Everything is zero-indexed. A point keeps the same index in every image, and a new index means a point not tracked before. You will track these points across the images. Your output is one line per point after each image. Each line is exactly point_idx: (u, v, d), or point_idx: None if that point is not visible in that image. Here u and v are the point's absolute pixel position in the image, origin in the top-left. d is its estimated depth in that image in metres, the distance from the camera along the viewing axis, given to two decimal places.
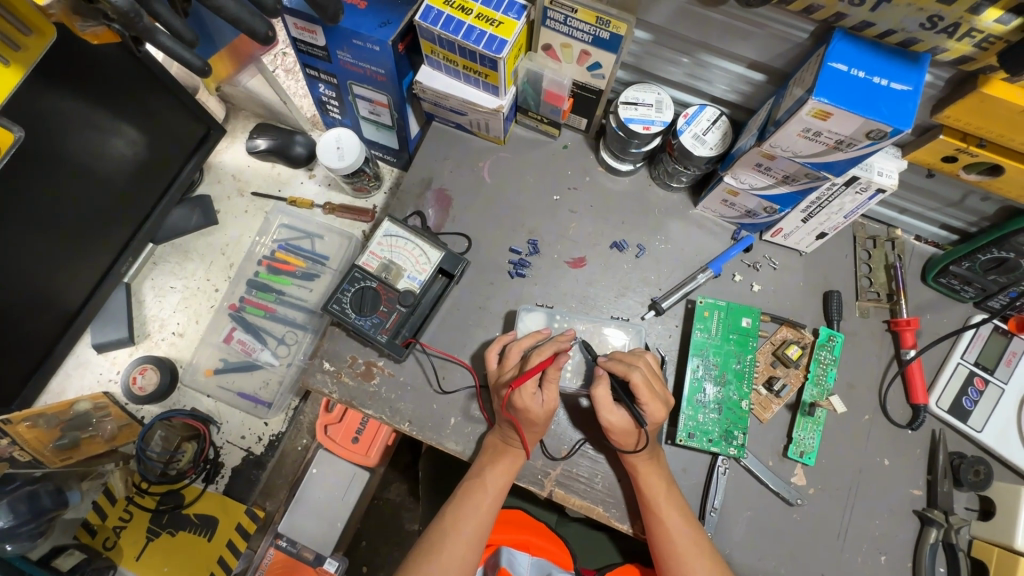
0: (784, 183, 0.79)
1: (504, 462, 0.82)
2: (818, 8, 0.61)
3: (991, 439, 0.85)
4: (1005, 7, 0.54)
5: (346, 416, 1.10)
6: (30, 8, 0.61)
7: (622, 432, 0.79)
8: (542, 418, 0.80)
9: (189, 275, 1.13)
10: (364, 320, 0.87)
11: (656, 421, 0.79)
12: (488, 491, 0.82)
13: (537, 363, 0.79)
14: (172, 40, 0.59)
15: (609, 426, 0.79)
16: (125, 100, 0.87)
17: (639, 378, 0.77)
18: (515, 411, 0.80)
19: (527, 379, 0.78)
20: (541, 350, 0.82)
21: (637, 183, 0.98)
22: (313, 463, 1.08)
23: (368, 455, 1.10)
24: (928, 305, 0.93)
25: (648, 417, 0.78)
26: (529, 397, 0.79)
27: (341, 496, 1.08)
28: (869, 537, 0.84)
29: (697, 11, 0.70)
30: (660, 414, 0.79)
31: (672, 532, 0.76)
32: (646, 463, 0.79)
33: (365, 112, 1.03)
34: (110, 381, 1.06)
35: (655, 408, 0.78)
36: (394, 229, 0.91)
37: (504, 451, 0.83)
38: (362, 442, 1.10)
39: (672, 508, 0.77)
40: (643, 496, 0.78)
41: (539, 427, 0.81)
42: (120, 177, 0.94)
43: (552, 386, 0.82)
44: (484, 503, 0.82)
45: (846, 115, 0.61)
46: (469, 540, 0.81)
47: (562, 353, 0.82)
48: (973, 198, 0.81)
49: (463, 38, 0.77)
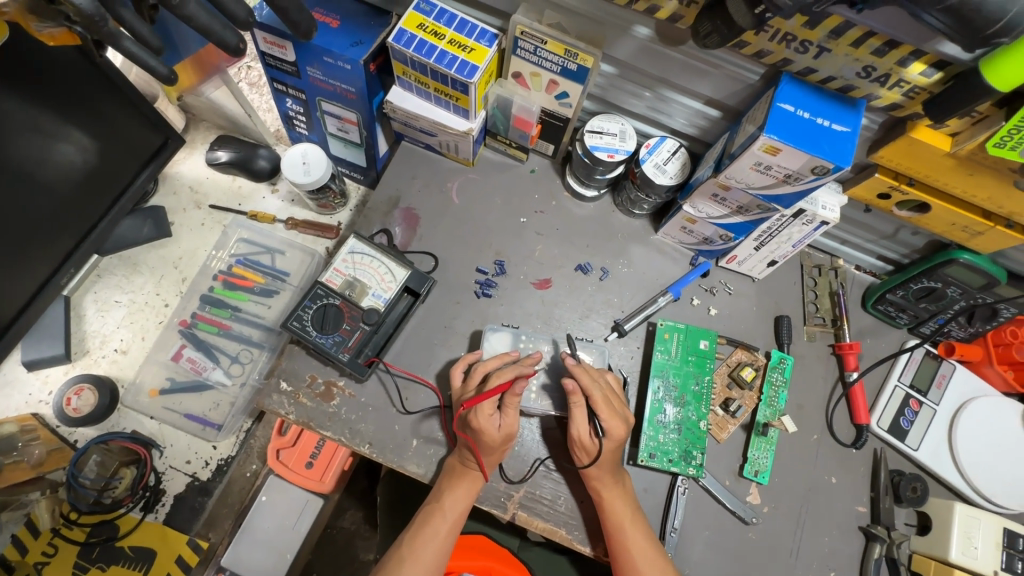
0: (738, 213, 0.85)
1: (463, 486, 0.81)
2: (767, 52, 0.67)
3: (927, 456, 0.90)
4: (928, 62, 0.60)
5: (300, 439, 1.05)
6: None
7: (581, 448, 0.81)
8: (499, 442, 0.81)
9: (136, 289, 1.07)
10: (326, 338, 0.85)
11: (618, 438, 0.81)
12: (447, 516, 0.80)
13: (497, 385, 0.80)
14: (139, 46, 0.57)
15: (577, 439, 0.81)
16: (74, 103, 0.83)
17: (599, 395, 0.81)
18: (474, 434, 0.80)
19: (485, 399, 0.79)
20: (501, 372, 0.83)
21: (601, 209, 1.01)
22: (262, 490, 1.04)
23: (323, 481, 1.05)
24: (868, 331, 0.99)
25: (608, 436, 0.80)
26: (485, 418, 0.80)
27: (292, 525, 1.04)
28: (819, 554, 0.87)
29: (658, 49, 0.74)
30: (621, 432, 0.81)
31: (636, 554, 0.77)
32: (606, 482, 0.80)
33: (333, 129, 1.03)
34: (41, 402, 0.98)
35: (615, 424, 0.81)
36: (359, 246, 0.90)
37: (462, 475, 0.81)
38: (316, 466, 1.06)
39: (637, 529, 0.79)
40: (607, 520, 0.78)
41: (497, 450, 0.81)
42: (67, 184, 0.89)
43: (511, 412, 0.82)
44: (442, 529, 0.80)
45: (794, 151, 0.66)
46: (427, 566, 0.79)
47: (521, 378, 0.82)
48: (905, 232, 0.88)
49: (435, 61, 0.79)
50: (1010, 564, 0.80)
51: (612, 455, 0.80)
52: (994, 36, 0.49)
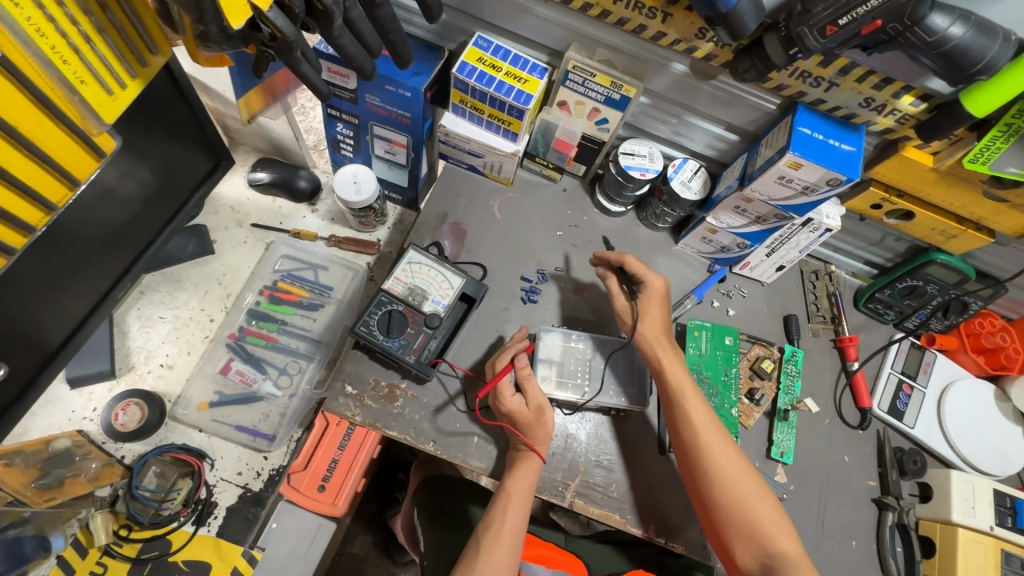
0: (757, 222, 0.98)
1: (522, 468, 0.86)
2: (786, 86, 0.80)
3: (922, 433, 1.03)
4: (916, 94, 0.75)
5: (312, 461, 0.99)
6: (160, 27, 0.62)
7: (628, 319, 0.98)
8: (533, 416, 0.87)
9: (180, 305, 1.09)
10: (392, 341, 0.90)
11: (656, 287, 0.97)
12: (513, 498, 0.85)
13: (502, 369, 0.90)
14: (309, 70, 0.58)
15: (618, 310, 0.99)
16: (157, 123, 0.87)
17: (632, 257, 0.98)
18: (508, 419, 0.88)
19: (501, 379, 0.89)
20: (500, 359, 0.92)
21: (627, 223, 1.12)
22: (273, 517, 0.97)
23: (336, 504, 0.98)
24: (861, 326, 1.13)
25: (647, 290, 0.97)
26: (510, 400, 0.88)
27: (304, 552, 0.96)
28: (842, 525, 0.97)
29: (691, 83, 0.87)
30: (658, 285, 0.97)
31: (693, 411, 0.89)
32: (668, 356, 0.94)
33: (380, 151, 1.10)
34: (85, 419, 0.98)
35: (652, 278, 0.97)
36: (417, 257, 0.97)
37: (517, 458, 0.87)
38: (329, 489, 0.99)
39: (694, 395, 0.91)
40: (669, 389, 0.91)
41: (537, 424, 0.87)
42: (136, 201, 0.92)
43: (529, 385, 0.90)
44: (508, 515, 0.85)
45: (815, 166, 0.79)
46: (506, 548, 0.84)
47: (517, 356, 0.92)
48: (890, 238, 1.04)
49: (495, 90, 0.89)
50: (1002, 520, 0.93)
51: (649, 306, 0.96)
52: (976, 74, 0.63)
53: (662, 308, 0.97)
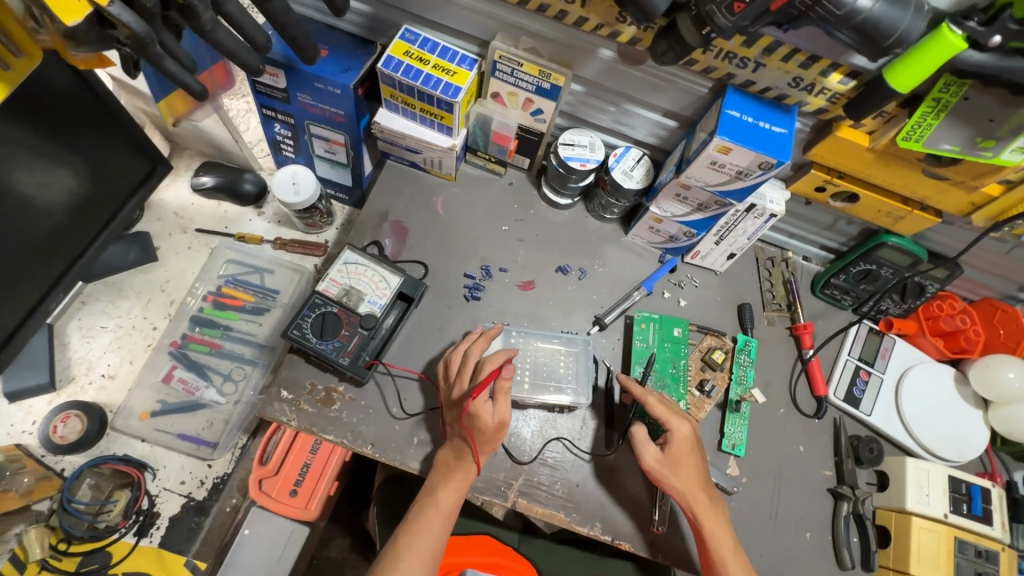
0: (699, 210, 0.95)
1: (455, 479, 0.85)
2: (713, 68, 0.78)
3: (879, 420, 1.01)
4: (844, 72, 0.72)
5: (283, 467, 1.05)
6: (21, 28, 0.61)
7: (661, 471, 0.84)
8: (493, 428, 0.85)
9: (122, 314, 1.07)
10: (326, 344, 0.89)
11: (681, 436, 0.87)
12: (441, 511, 0.84)
13: (490, 374, 0.85)
14: (179, 66, 0.56)
15: (644, 461, 0.85)
16: (74, 128, 0.85)
17: (655, 399, 0.89)
18: (469, 420, 0.85)
19: (483, 386, 0.83)
20: (492, 361, 0.87)
21: (576, 216, 1.10)
22: (246, 523, 1.02)
23: (308, 508, 1.05)
24: (819, 313, 1.10)
25: (673, 438, 0.87)
26: (481, 406, 0.84)
27: (279, 555, 1.02)
28: (796, 517, 0.95)
29: (621, 69, 0.85)
30: (685, 432, 0.87)
31: None
32: (709, 513, 0.84)
33: (320, 151, 1.08)
34: (24, 433, 0.96)
35: (680, 426, 0.87)
36: (353, 257, 0.95)
37: (456, 466, 0.85)
38: (300, 494, 1.05)
39: (738, 564, 0.83)
40: (710, 554, 0.83)
41: (491, 437, 0.85)
42: (61, 210, 0.90)
43: (503, 398, 0.87)
44: (435, 522, 0.84)
45: (743, 149, 0.77)
46: (423, 561, 0.83)
47: (506, 364, 0.88)
48: (842, 222, 1.01)
49: (422, 84, 0.87)
50: (957, 507, 0.91)
51: (682, 458, 0.86)
52: (891, 47, 0.61)
53: (693, 456, 0.87)
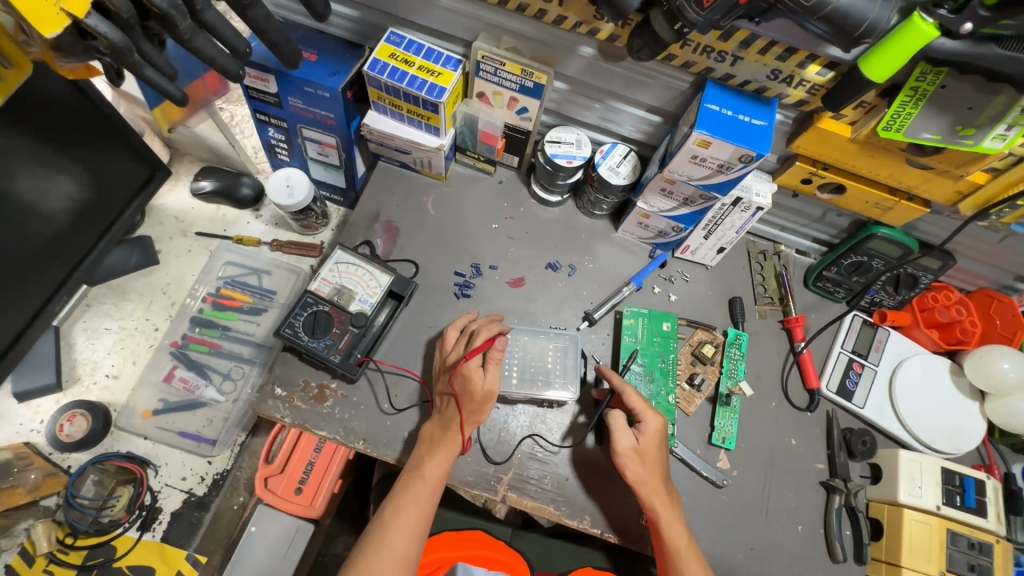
0: (685, 205, 0.95)
1: (441, 450, 0.85)
2: (693, 63, 0.78)
3: (873, 413, 1.00)
4: (822, 63, 0.72)
5: (288, 465, 1.05)
6: (10, 42, 0.63)
7: (630, 457, 0.85)
8: (481, 396, 0.86)
9: (125, 315, 1.10)
10: (317, 342, 0.91)
11: (654, 429, 0.87)
12: (427, 482, 0.84)
13: (481, 342, 0.88)
14: (158, 74, 0.59)
15: (617, 445, 0.85)
16: (73, 137, 0.88)
17: (632, 392, 0.90)
18: (460, 385, 0.87)
19: (473, 352, 0.86)
20: (485, 332, 0.90)
21: (566, 212, 1.11)
22: (252, 522, 1.01)
23: (312, 506, 1.05)
24: (811, 306, 1.10)
25: (643, 430, 0.87)
26: (472, 371, 0.86)
27: (284, 554, 1.01)
28: (787, 510, 0.94)
29: (602, 66, 0.86)
30: (657, 427, 0.87)
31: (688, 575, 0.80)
32: (666, 506, 0.83)
33: (314, 153, 1.10)
34: (33, 432, 1.00)
35: (652, 420, 0.87)
36: (345, 257, 0.97)
37: (442, 439, 0.86)
38: (306, 492, 1.05)
39: (693, 558, 0.82)
40: (664, 545, 0.82)
41: (478, 406, 0.86)
42: (62, 216, 0.93)
43: (495, 367, 0.88)
44: (421, 496, 0.83)
45: (723, 143, 0.77)
46: (410, 532, 0.83)
47: (499, 335, 0.90)
48: (831, 214, 1.01)
49: (407, 85, 0.88)
50: (949, 499, 0.90)
51: (650, 450, 0.86)
52: (861, 37, 0.61)
53: (660, 450, 0.87)
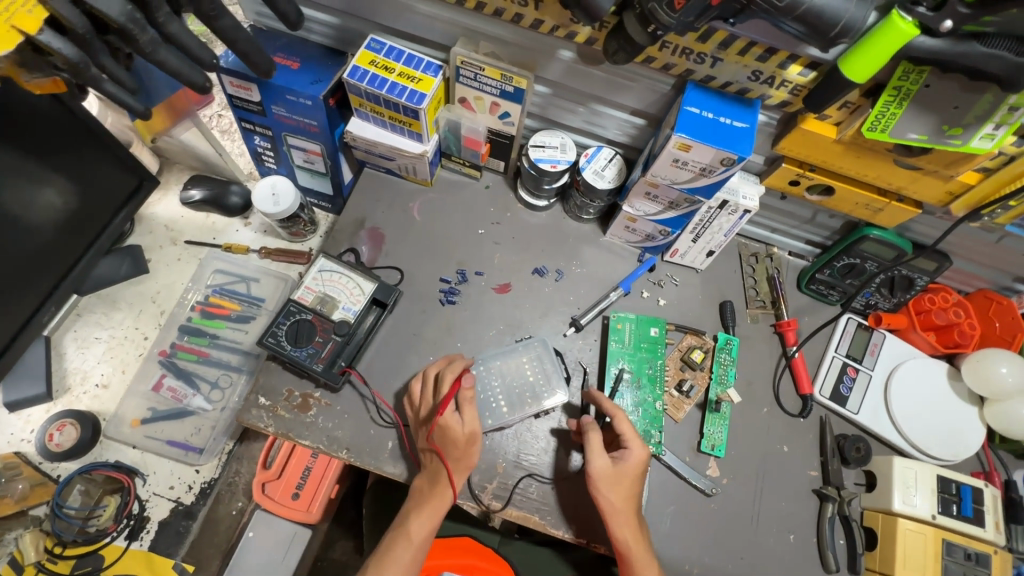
0: (671, 208, 0.94)
1: (428, 507, 0.85)
2: (672, 65, 0.77)
3: (867, 419, 0.98)
4: (803, 63, 0.71)
5: (285, 471, 1.09)
6: None
7: (605, 482, 0.82)
8: (464, 440, 0.85)
9: (115, 324, 1.11)
10: (300, 351, 0.91)
11: (635, 459, 0.85)
12: (413, 541, 0.84)
13: (451, 387, 0.85)
14: None
15: (594, 470, 0.82)
16: (55, 149, 0.89)
17: (621, 416, 0.87)
18: (439, 435, 0.85)
19: (446, 399, 0.84)
20: (452, 373, 0.88)
21: (553, 217, 1.10)
22: (251, 526, 1.06)
23: (310, 511, 1.08)
24: (804, 309, 1.08)
25: (626, 457, 0.84)
26: (449, 417, 0.85)
27: (281, 558, 1.06)
28: (778, 518, 0.93)
29: (583, 69, 0.84)
30: (639, 456, 0.85)
31: None
32: (634, 536, 0.81)
33: (300, 161, 1.10)
34: (24, 441, 1.01)
35: (637, 447, 0.85)
36: (328, 265, 0.97)
37: (430, 494, 0.85)
38: (302, 497, 1.09)
39: None
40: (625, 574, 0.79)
41: (463, 452, 0.85)
42: (48, 227, 0.94)
43: (471, 408, 0.87)
44: (408, 553, 0.84)
45: (703, 146, 0.76)
46: None
47: (466, 374, 0.88)
48: (822, 215, 0.99)
49: (387, 92, 0.88)
50: (945, 508, 0.88)
51: (626, 478, 0.83)
52: (838, 37, 0.59)
53: (637, 480, 0.84)
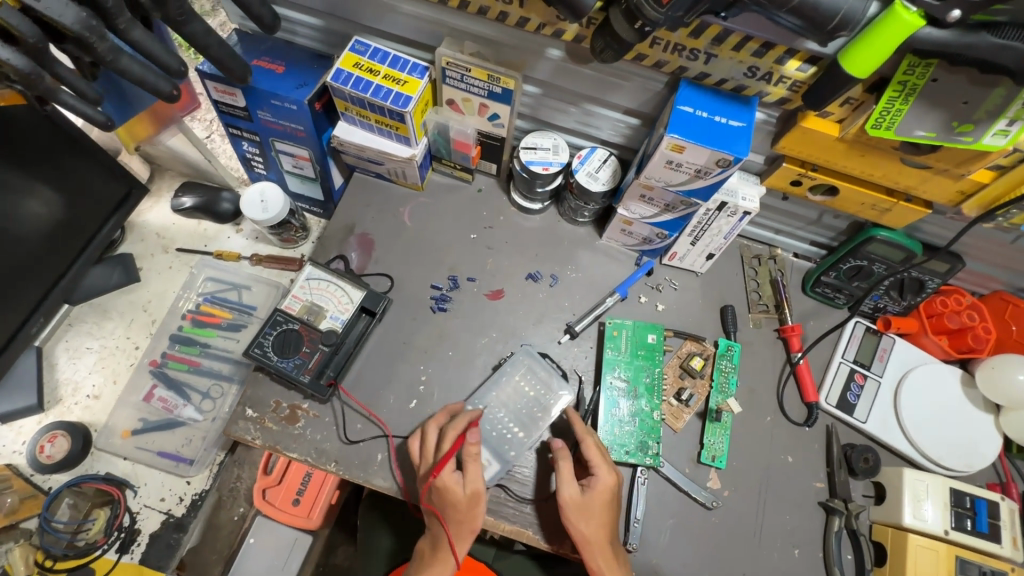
0: (667, 211, 0.90)
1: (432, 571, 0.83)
2: (664, 62, 0.74)
3: (875, 428, 0.94)
4: (802, 58, 0.67)
5: (286, 476, 1.07)
6: None
7: (574, 509, 0.79)
8: (465, 501, 0.81)
9: (106, 334, 1.10)
10: (287, 362, 0.89)
11: (607, 485, 0.82)
12: None
13: (451, 445, 0.81)
14: None
15: (563, 498, 0.80)
16: (39, 159, 0.88)
17: (592, 442, 0.85)
18: (439, 496, 0.82)
19: (444, 460, 0.80)
20: (455, 429, 0.84)
21: (547, 220, 1.06)
22: (251, 532, 1.05)
23: (310, 518, 1.07)
24: (810, 313, 1.04)
25: (594, 484, 0.82)
26: (449, 479, 0.81)
27: (282, 565, 1.05)
28: (782, 532, 0.89)
29: (572, 68, 0.81)
30: (610, 482, 0.82)
31: None
32: (609, 568, 0.78)
33: (288, 167, 1.08)
34: (16, 454, 1.00)
35: (606, 473, 0.83)
36: (316, 273, 0.95)
37: (434, 557, 0.84)
38: (303, 503, 1.08)
39: None
40: None
41: (465, 514, 0.81)
42: (34, 238, 0.93)
43: (473, 467, 0.82)
44: None
45: (697, 147, 0.72)
46: None
47: (471, 428, 0.84)
48: (827, 216, 0.94)
49: (371, 95, 0.85)
50: (959, 523, 0.84)
51: (597, 506, 0.80)
52: (836, 30, 0.55)
53: (609, 509, 0.81)
